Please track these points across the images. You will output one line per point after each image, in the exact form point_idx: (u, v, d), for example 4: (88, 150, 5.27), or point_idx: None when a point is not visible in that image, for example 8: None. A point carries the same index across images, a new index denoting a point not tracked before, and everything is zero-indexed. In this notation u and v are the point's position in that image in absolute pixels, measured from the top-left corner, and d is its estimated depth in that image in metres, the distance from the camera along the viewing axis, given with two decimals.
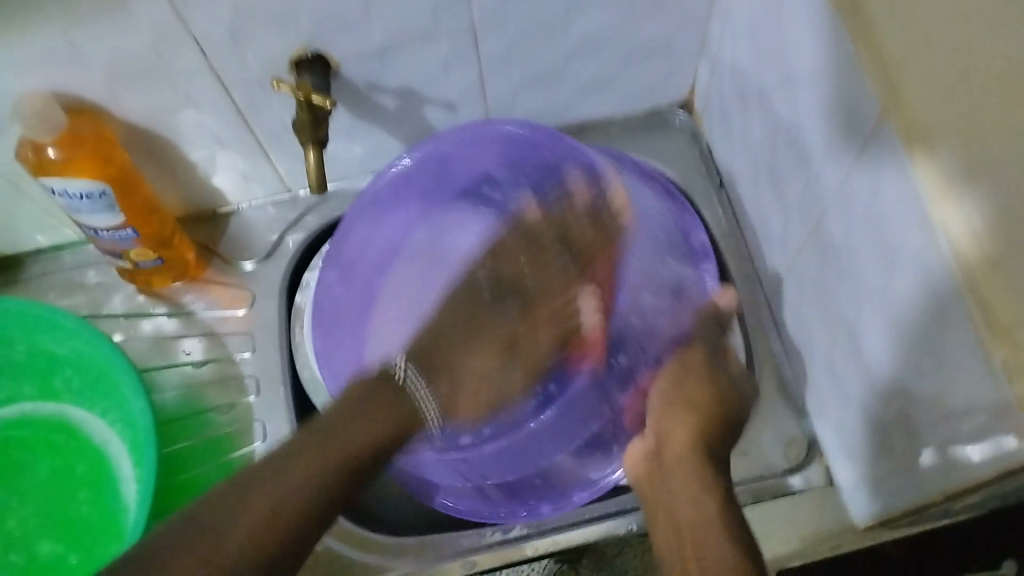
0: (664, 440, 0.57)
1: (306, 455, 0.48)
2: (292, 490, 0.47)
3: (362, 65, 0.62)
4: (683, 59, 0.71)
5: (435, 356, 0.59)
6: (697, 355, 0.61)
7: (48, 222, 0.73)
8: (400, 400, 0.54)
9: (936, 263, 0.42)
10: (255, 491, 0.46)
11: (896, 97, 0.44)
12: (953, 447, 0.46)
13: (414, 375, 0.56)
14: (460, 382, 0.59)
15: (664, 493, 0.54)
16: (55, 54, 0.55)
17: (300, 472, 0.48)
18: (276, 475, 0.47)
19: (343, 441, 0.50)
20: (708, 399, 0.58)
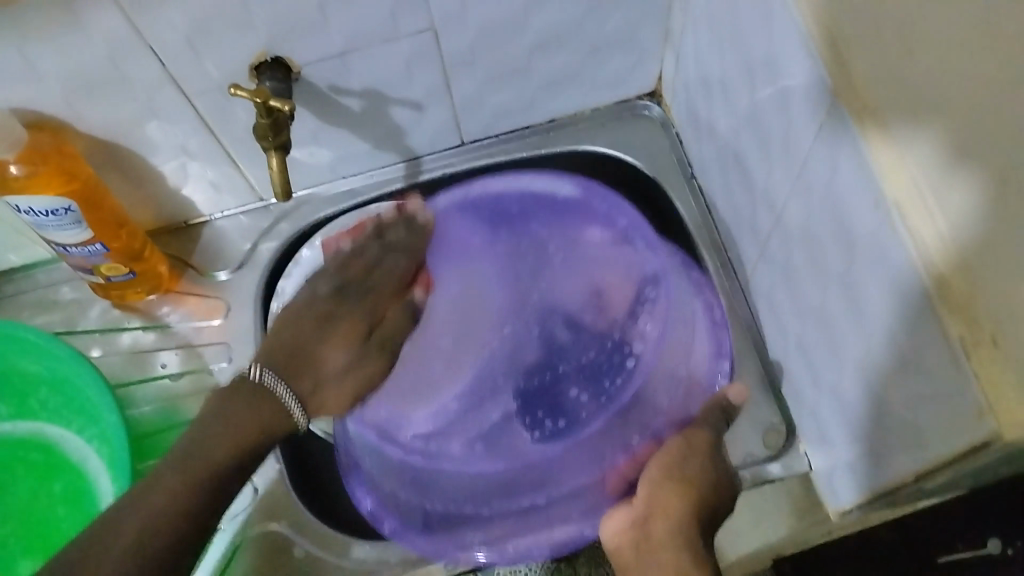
0: (652, 508, 0.55)
1: (195, 452, 0.53)
2: (172, 488, 0.50)
3: (323, 69, 0.62)
4: (647, 49, 0.71)
5: (301, 354, 0.64)
6: (702, 437, 0.60)
7: (18, 240, 0.73)
8: (262, 409, 0.57)
9: (893, 242, 0.42)
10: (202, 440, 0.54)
11: (848, 80, 0.44)
12: (921, 428, 0.46)
13: (270, 378, 0.60)
14: (324, 380, 0.65)
15: (643, 564, 0.52)
16: (13, 70, 0.55)
17: (179, 483, 0.51)
18: (162, 492, 0.50)
19: (237, 442, 0.54)
20: (703, 478, 0.56)
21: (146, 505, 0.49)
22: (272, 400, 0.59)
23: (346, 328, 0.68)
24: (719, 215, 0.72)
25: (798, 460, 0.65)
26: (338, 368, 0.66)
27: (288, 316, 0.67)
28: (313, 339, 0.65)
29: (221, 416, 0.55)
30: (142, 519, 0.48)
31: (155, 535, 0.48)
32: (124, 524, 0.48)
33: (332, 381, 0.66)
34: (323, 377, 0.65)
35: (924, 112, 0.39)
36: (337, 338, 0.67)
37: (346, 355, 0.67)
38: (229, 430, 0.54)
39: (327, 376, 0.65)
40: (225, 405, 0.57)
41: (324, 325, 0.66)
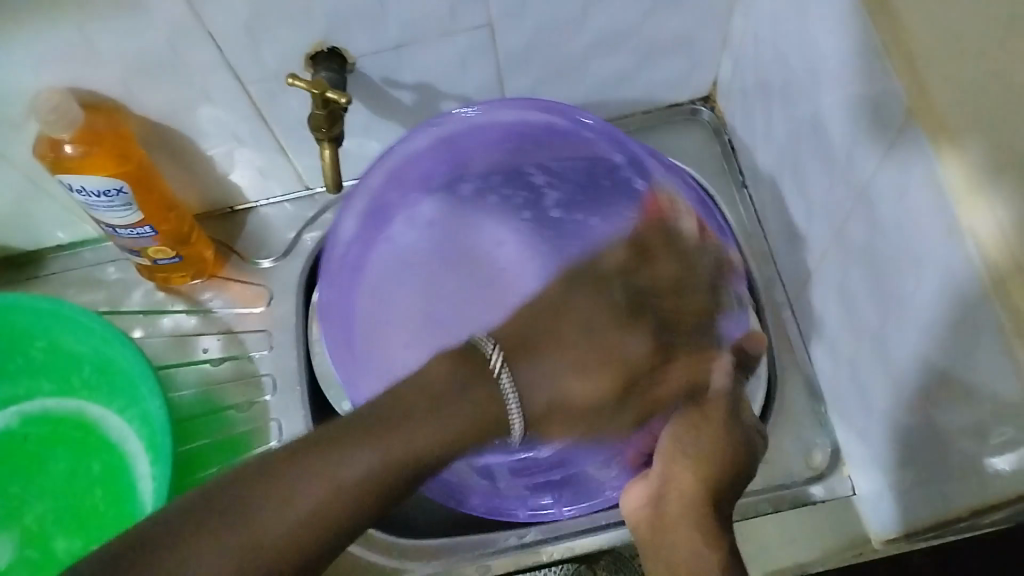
0: (666, 483, 0.52)
1: (321, 434, 0.43)
2: (354, 438, 0.42)
3: (378, 60, 0.61)
4: (705, 53, 0.70)
5: (526, 340, 0.50)
6: (717, 405, 0.54)
7: (67, 218, 0.73)
8: (478, 415, 0.45)
9: (963, 265, 0.41)
10: (356, 438, 0.42)
11: (923, 94, 0.42)
12: (980, 458, 0.45)
13: (508, 369, 0.48)
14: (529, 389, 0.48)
15: (660, 547, 0.49)
16: (73, 49, 0.55)
17: (365, 450, 0.42)
18: (302, 473, 0.41)
19: (370, 432, 0.43)
20: (717, 450, 0.52)
21: (321, 463, 0.41)
22: (500, 405, 0.47)
23: (624, 371, 0.51)
24: (770, 226, 0.70)
25: (842, 483, 0.64)
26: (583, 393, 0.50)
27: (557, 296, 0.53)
28: (556, 325, 0.51)
29: (338, 441, 0.42)
30: (288, 521, 0.40)
31: (319, 514, 0.40)
32: (259, 509, 0.40)
33: (552, 374, 0.49)
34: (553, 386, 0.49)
35: (1003, 130, 0.37)
36: (565, 328, 0.51)
37: (588, 386, 0.50)
38: (432, 399, 0.45)
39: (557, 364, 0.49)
40: (368, 485, 0.42)
41: (555, 308, 0.52)
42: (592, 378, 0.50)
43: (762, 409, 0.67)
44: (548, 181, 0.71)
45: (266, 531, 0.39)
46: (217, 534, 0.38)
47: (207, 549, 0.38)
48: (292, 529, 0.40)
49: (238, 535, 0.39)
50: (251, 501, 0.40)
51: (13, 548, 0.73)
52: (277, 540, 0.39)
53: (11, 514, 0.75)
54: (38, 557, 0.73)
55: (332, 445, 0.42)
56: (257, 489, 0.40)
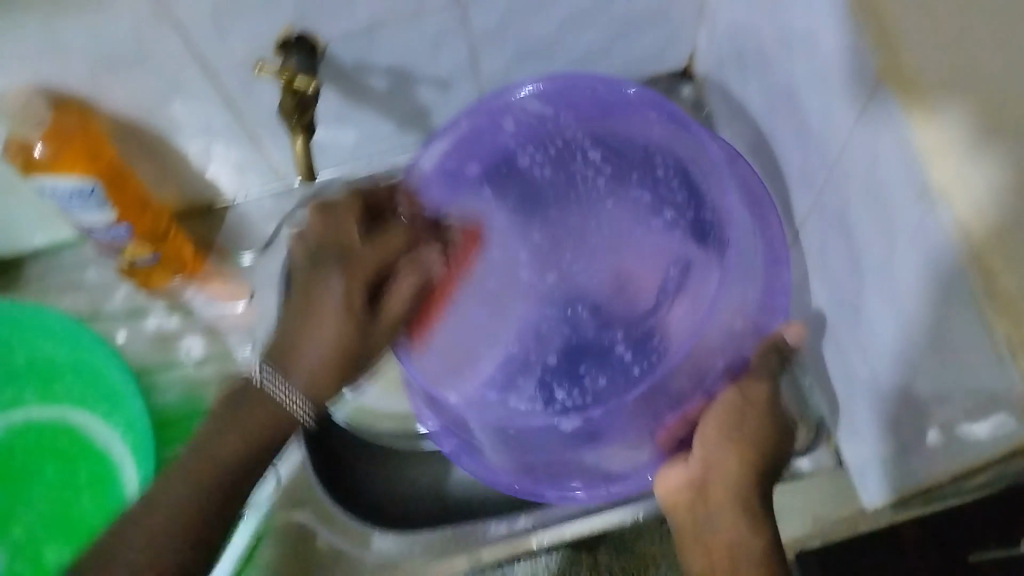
0: (708, 473, 0.53)
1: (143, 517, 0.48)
2: (174, 503, 0.48)
3: (349, 45, 0.61)
4: (680, 26, 0.69)
5: (287, 343, 0.52)
6: (759, 391, 0.56)
7: (43, 221, 0.72)
8: (262, 420, 0.51)
9: (933, 230, 0.40)
10: (144, 517, 0.48)
11: (895, 56, 0.42)
12: (957, 426, 0.45)
13: (272, 375, 0.51)
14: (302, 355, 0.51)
15: (704, 526, 0.51)
16: (35, 47, 0.54)
17: (163, 512, 0.48)
18: (134, 526, 0.48)
19: (161, 505, 0.48)
20: (764, 436, 0.53)
21: (144, 523, 0.48)
22: (274, 400, 0.51)
23: (329, 312, 0.51)
24: None
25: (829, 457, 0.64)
26: (320, 353, 0.51)
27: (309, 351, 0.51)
28: (314, 327, 0.51)
29: (150, 503, 0.48)
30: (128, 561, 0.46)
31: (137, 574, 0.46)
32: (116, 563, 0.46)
33: (318, 361, 0.51)
34: (321, 360, 0.51)
35: None
36: (310, 327, 0.52)
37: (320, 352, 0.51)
38: (219, 449, 0.50)
39: (319, 329, 0.51)
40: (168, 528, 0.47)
41: (300, 315, 0.52)
42: (307, 348, 0.51)
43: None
44: (596, 162, 0.68)
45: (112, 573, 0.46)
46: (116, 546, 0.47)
47: None
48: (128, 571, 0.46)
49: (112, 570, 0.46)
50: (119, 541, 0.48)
51: (3, 561, 0.73)
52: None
53: None
54: (31, 568, 0.72)
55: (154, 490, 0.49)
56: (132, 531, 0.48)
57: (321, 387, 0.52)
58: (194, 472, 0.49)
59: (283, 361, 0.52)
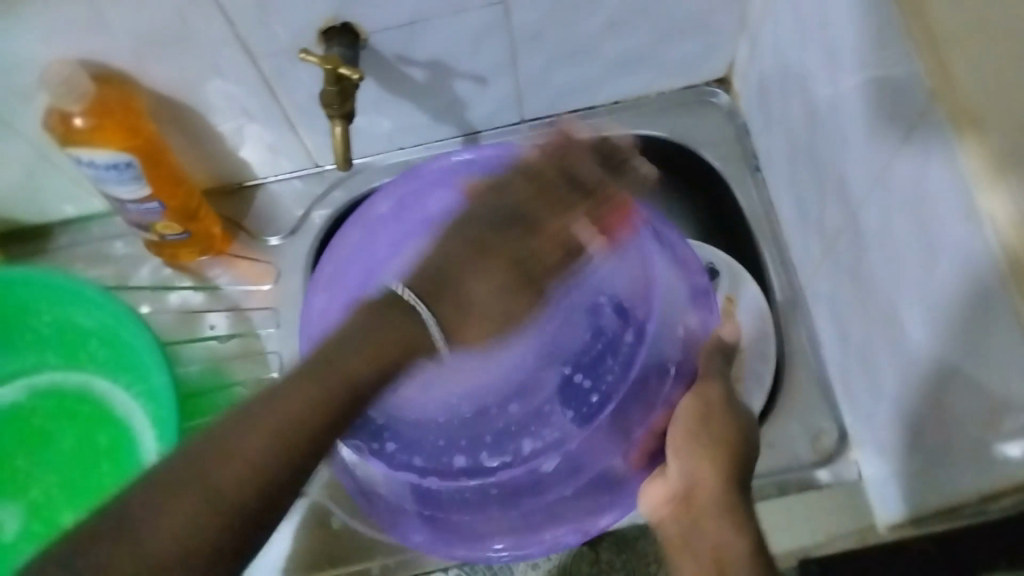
0: (691, 480, 0.54)
1: (280, 401, 0.43)
2: (274, 424, 0.43)
3: (390, 36, 0.61)
4: (721, 34, 0.69)
5: (446, 279, 0.51)
6: (716, 391, 0.58)
7: (76, 192, 0.73)
8: (389, 330, 0.47)
9: (979, 251, 0.40)
10: (275, 402, 0.43)
11: (947, 77, 0.41)
12: (988, 446, 0.45)
13: (420, 301, 0.50)
14: (469, 311, 0.51)
15: (694, 536, 0.51)
16: (82, 20, 0.54)
17: (258, 436, 0.42)
18: (238, 424, 0.42)
19: (269, 428, 0.43)
20: (732, 439, 0.55)
21: (262, 423, 0.43)
22: (417, 321, 0.49)
23: (505, 255, 0.53)
24: (783, 211, 0.70)
25: (848, 469, 0.64)
26: (486, 292, 0.52)
27: (444, 249, 0.53)
28: (481, 261, 0.52)
29: (242, 415, 0.43)
30: (183, 512, 0.40)
31: (198, 546, 0.40)
32: (148, 528, 0.39)
33: (484, 290, 0.52)
34: (459, 298, 0.51)
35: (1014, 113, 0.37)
36: (490, 260, 0.53)
37: (489, 285, 0.52)
38: (341, 358, 0.46)
39: (466, 294, 0.51)
40: (283, 433, 0.43)
41: (472, 248, 0.53)
42: (478, 286, 0.51)
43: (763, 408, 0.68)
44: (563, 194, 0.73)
45: (140, 535, 0.39)
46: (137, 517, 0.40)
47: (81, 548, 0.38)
48: (199, 533, 0.40)
49: (143, 544, 0.39)
50: (146, 518, 0.40)
51: (21, 521, 0.74)
52: (159, 553, 0.39)
53: (18, 487, 0.75)
54: (44, 529, 0.73)
55: (264, 396, 0.44)
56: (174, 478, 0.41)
57: (472, 336, 0.51)
58: (278, 430, 0.43)
59: (454, 314, 0.50)
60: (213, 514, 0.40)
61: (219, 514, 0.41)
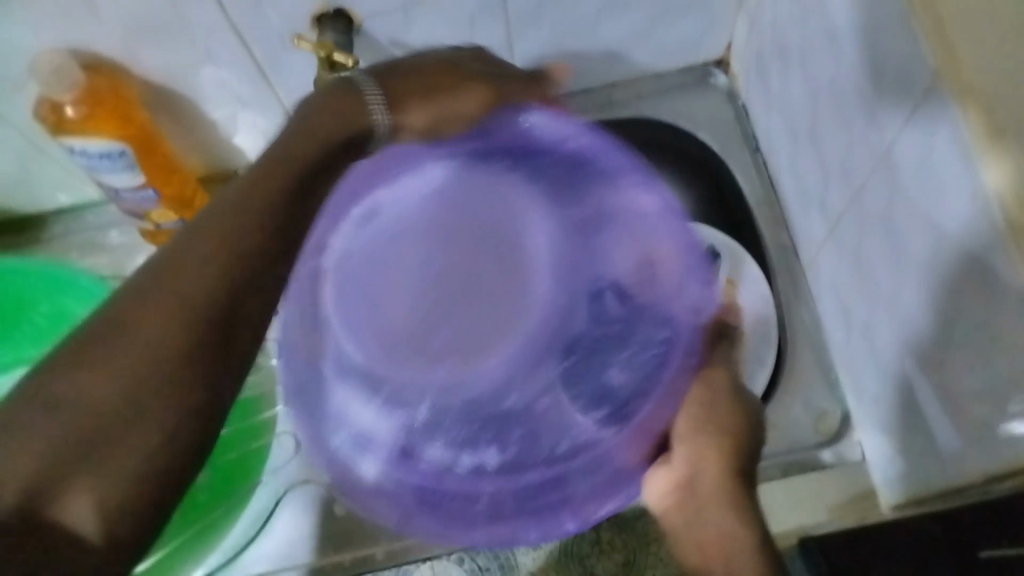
0: (695, 468, 0.51)
1: (235, 188, 0.44)
2: (172, 304, 0.39)
3: (385, 20, 0.60)
4: (720, 14, 0.68)
5: (416, 87, 0.54)
6: (724, 377, 0.55)
7: (69, 182, 0.72)
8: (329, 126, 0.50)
9: (987, 234, 0.40)
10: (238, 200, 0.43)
11: (951, 57, 0.41)
12: (996, 427, 0.45)
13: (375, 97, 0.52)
14: (445, 112, 0.55)
15: (694, 526, 0.50)
16: (70, 8, 0.53)
17: (140, 354, 0.38)
18: (194, 239, 0.41)
19: (179, 306, 0.39)
20: (737, 429, 0.52)
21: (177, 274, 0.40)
22: (358, 101, 0.51)
23: (494, 88, 0.57)
24: (783, 192, 0.69)
25: (851, 449, 0.64)
26: (476, 108, 0.56)
27: (452, 58, 0.56)
28: (503, 84, 0.58)
29: (219, 226, 0.42)
30: (107, 375, 0.37)
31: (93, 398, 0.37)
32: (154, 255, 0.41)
33: (456, 80, 0.55)
34: (439, 102, 0.54)
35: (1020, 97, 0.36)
36: (468, 97, 0.55)
37: (480, 104, 0.56)
38: (228, 244, 0.41)
39: (455, 104, 0.56)
40: (125, 389, 0.37)
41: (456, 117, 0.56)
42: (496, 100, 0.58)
43: (767, 387, 0.67)
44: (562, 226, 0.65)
45: (98, 352, 0.38)
46: (34, 409, 0.36)
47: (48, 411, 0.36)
48: (112, 393, 0.37)
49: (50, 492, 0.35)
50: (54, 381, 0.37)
51: None
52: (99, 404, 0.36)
53: None
54: None
55: (165, 266, 0.40)
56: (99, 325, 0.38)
57: (418, 121, 0.54)
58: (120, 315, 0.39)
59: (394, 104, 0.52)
60: (169, 323, 0.39)
61: (75, 451, 0.36)
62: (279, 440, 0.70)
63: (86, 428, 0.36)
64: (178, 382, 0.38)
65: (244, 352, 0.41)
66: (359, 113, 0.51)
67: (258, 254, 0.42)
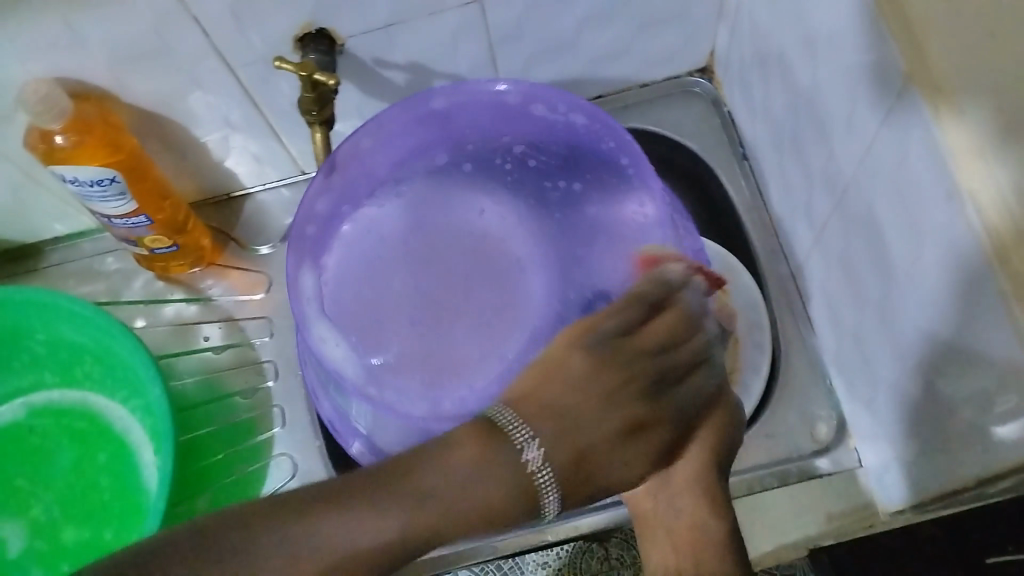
0: (666, 466, 0.51)
1: (590, 385, 0.43)
2: (425, 523, 0.38)
3: (367, 40, 0.61)
4: (702, 25, 0.69)
5: (572, 438, 0.41)
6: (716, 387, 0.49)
7: (65, 210, 0.73)
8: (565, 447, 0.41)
9: (964, 234, 0.40)
10: (555, 388, 0.43)
11: (922, 59, 0.41)
12: (985, 428, 0.44)
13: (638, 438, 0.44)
14: (591, 465, 0.42)
15: (666, 510, 0.52)
16: (55, 39, 0.54)
17: (403, 516, 0.38)
18: (460, 449, 0.40)
19: (428, 527, 0.38)
20: (717, 433, 0.50)
21: (487, 454, 0.40)
22: (588, 359, 0.44)
23: (599, 447, 0.42)
24: (771, 198, 0.70)
25: (847, 456, 0.63)
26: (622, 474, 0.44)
27: (584, 368, 0.43)
28: (630, 447, 0.43)
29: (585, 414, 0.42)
30: (393, 519, 0.37)
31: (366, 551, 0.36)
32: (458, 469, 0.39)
33: (595, 434, 0.42)
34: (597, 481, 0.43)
35: (989, 95, 0.36)
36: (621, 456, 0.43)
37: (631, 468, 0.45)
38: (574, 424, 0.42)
39: (585, 417, 0.42)
40: (425, 521, 0.38)
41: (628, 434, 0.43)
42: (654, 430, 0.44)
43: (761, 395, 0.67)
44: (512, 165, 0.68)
45: (372, 518, 0.37)
46: (287, 523, 0.35)
47: (358, 509, 0.37)
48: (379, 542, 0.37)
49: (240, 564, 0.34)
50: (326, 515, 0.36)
51: (25, 537, 0.74)
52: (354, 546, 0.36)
53: (19, 504, 0.75)
54: (46, 549, 0.73)
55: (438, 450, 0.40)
56: (329, 493, 0.37)
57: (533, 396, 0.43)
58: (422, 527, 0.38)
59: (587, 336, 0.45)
60: (462, 514, 0.39)
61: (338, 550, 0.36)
62: (276, 461, 0.70)
63: (442, 521, 0.38)
64: (434, 534, 0.38)
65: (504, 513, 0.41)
66: (504, 449, 0.41)
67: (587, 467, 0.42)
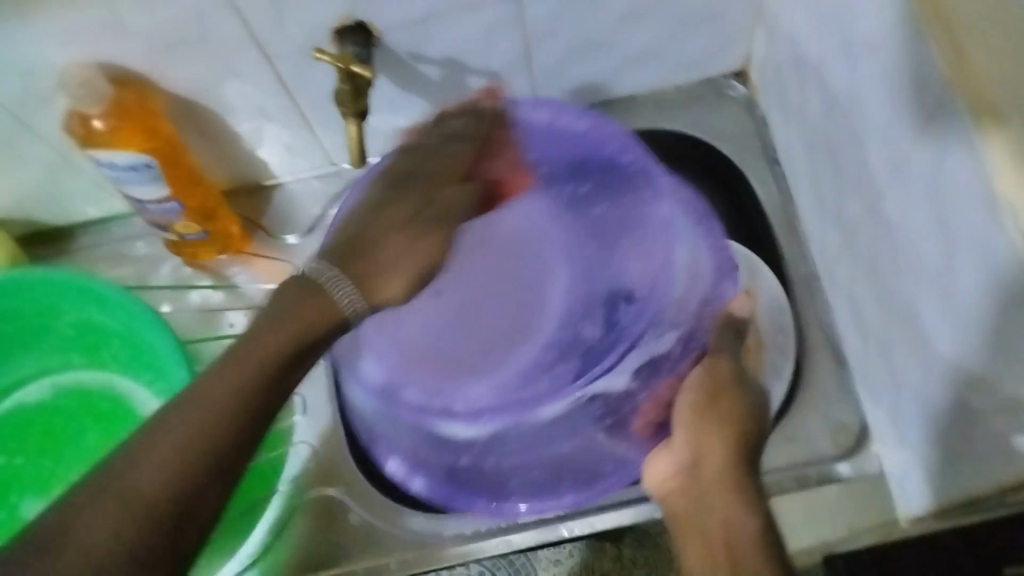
0: (698, 457, 0.53)
1: (266, 335, 0.50)
2: (205, 414, 0.46)
3: (404, 34, 0.61)
4: (737, 27, 0.69)
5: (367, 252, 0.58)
6: (725, 367, 0.58)
7: (98, 195, 0.74)
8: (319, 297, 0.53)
9: (999, 244, 0.40)
10: (258, 336, 0.50)
11: (964, 67, 0.41)
12: (1011, 439, 0.45)
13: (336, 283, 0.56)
14: (379, 273, 0.58)
15: (696, 507, 0.51)
16: (98, 25, 0.55)
17: (187, 428, 0.46)
18: (231, 365, 0.48)
19: (246, 355, 0.49)
20: (740, 417, 0.55)
21: (201, 406, 0.46)
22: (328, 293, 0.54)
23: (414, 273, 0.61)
24: (801, 203, 0.69)
25: (868, 462, 0.64)
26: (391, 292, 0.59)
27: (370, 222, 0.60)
28: (409, 252, 0.61)
29: (242, 350, 0.49)
30: (152, 480, 0.44)
31: (156, 486, 0.44)
32: (216, 376, 0.48)
33: (392, 262, 0.59)
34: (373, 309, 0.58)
35: None
36: (396, 279, 0.59)
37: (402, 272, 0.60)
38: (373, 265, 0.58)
39: (380, 273, 0.58)
40: (236, 398, 0.47)
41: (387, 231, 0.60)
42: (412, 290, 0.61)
43: (784, 399, 0.67)
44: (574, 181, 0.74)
45: (133, 474, 0.44)
46: (136, 456, 0.44)
47: (139, 462, 0.44)
48: (143, 489, 0.44)
49: (87, 540, 0.42)
50: (82, 519, 0.42)
51: None
52: (146, 493, 0.43)
53: (43, 483, 0.76)
54: None
55: (193, 395, 0.47)
56: (83, 492, 0.43)
57: (377, 292, 0.58)
58: (170, 459, 0.45)
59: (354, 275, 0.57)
60: (204, 424, 0.46)
61: (129, 505, 0.43)
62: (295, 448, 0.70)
63: (246, 388, 0.48)
64: (162, 487, 0.44)
65: (236, 439, 0.47)
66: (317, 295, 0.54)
67: (276, 390, 0.50)
